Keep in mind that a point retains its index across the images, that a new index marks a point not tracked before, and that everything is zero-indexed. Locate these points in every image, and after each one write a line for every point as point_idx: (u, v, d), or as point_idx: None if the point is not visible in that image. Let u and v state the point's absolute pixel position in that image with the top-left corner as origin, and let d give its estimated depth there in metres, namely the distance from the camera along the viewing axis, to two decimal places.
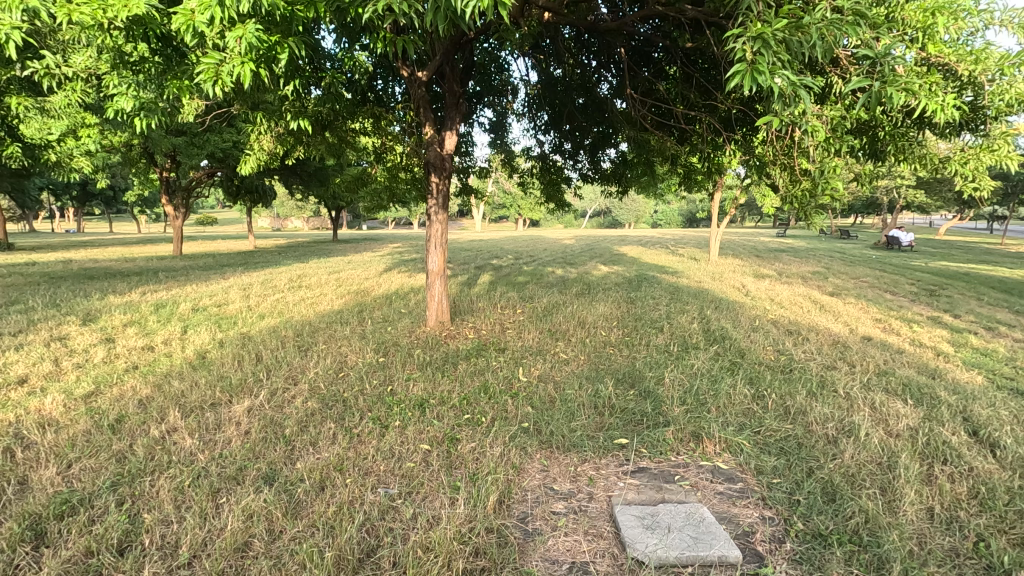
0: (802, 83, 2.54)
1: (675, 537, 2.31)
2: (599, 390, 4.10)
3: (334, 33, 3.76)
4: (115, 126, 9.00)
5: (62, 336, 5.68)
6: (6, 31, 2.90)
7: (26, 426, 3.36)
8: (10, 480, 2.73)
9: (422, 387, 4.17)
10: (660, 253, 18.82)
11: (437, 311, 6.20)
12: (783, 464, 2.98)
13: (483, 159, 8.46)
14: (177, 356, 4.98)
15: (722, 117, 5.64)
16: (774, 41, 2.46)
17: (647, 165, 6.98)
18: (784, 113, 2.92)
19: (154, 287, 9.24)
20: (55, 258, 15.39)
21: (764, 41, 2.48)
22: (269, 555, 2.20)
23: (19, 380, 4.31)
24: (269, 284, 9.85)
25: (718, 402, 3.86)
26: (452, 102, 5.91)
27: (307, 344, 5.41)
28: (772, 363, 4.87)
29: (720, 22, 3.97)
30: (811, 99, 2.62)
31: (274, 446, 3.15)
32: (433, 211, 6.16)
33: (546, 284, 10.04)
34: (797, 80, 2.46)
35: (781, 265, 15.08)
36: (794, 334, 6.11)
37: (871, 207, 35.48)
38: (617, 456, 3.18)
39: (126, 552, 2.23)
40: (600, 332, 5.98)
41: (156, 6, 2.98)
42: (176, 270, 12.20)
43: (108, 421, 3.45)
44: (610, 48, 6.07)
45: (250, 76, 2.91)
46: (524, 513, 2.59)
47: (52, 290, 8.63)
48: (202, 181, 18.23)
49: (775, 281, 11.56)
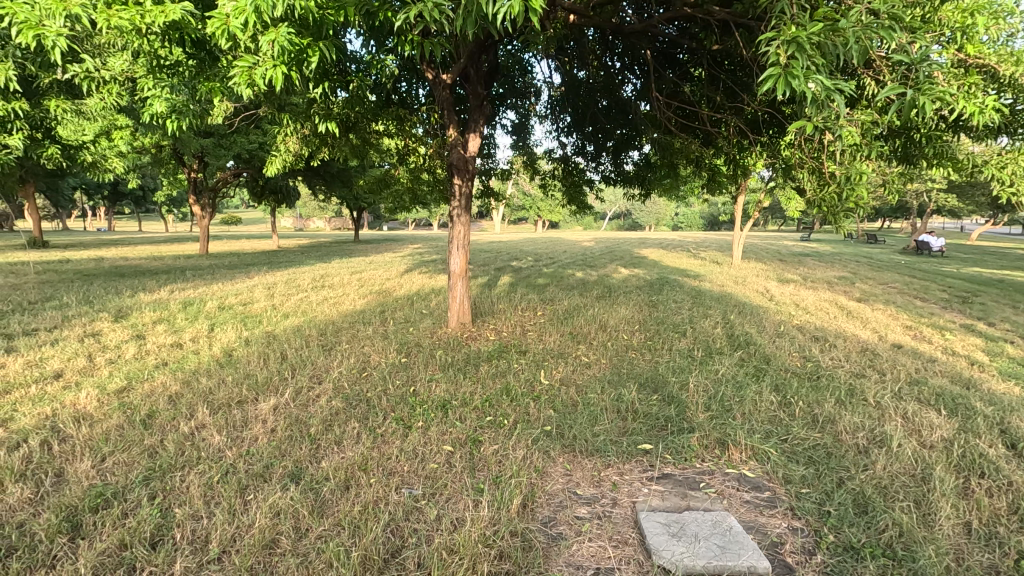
0: (837, 87, 2.49)
1: (702, 546, 2.28)
2: (622, 394, 4.07)
3: (362, 36, 3.80)
4: (146, 127, 9.22)
5: (95, 333, 5.84)
6: (50, 35, 2.97)
7: (61, 420, 3.45)
8: (47, 472, 2.81)
9: (445, 388, 4.19)
10: (681, 256, 18.64)
11: (458, 312, 6.22)
12: (812, 474, 2.92)
13: (505, 160, 8.47)
14: (205, 353, 5.07)
15: (749, 118, 5.57)
16: (810, 45, 2.41)
17: (671, 167, 6.91)
18: (818, 117, 2.86)
19: (181, 285, 9.43)
20: (87, 256, 15.81)
21: (798, 45, 2.43)
22: (296, 553, 2.22)
23: (55, 374, 4.43)
24: (293, 284, 9.99)
25: (743, 408, 3.80)
26: (476, 104, 5.93)
27: (331, 343, 5.48)
28: (799, 369, 4.78)
29: (749, 23, 3.92)
30: (846, 103, 2.57)
31: (300, 444, 3.19)
32: (455, 214, 6.17)
33: (567, 286, 10.00)
34: (832, 84, 2.41)
35: (806, 269, 14.81)
36: (821, 340, 5.99)
37: (899, 211, 34.67)
38: (640, 462, 3.14)
39: (158, 546, 2.27)
40: (622, 336, 5.94)
41: (192, 11, 3.05)
42: (202, 269, 12.45)
43: (139, 416, 3.53)
44: (634, 49, 6.03)
45: (281, 79, 2.96)
46: (548, 518, 2.58)
47: (85, 287, 8.88)
48: (229, 181, 18.58)
49: (800, 285, 11.36)
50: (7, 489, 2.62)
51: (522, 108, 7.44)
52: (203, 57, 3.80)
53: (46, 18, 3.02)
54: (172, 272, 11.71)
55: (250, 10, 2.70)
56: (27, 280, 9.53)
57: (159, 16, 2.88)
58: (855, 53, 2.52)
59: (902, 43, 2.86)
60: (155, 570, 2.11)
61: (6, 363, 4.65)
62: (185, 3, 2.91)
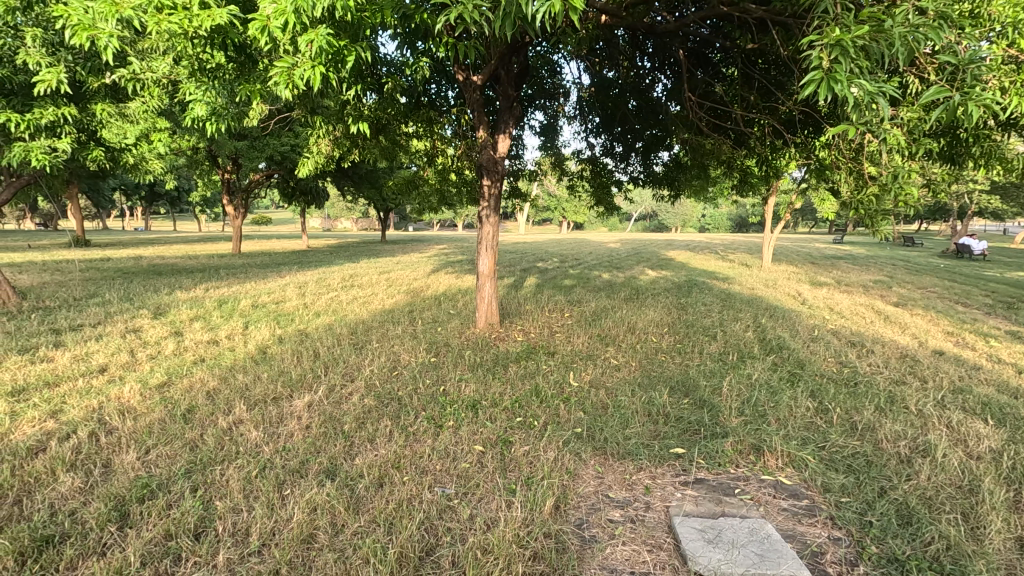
0: (881, 89, 2.42)
1: (740, 553, 2.24)
2: (653, 398, 4.03)
3: (397, 38, 3.84)
4: (184, 130, 9.51)
5: (136, 329, 6.03)
6: (104, 39, 3.08)
7: (107, 412, 3.58)
8: (95, 463, 2.92)
9: (474, 388, 4.21)
10: (710, 258, 18.38)
11: (486, 313, 6.24)
12: (853, 483, 2.85)
13: (533, 162, 8.47)
14: (240, 350, 5.19)
15: (783, 118, 5.46)
16: (854, 48, 2.35)
17: (701, 168, 6.81)
18: (861, 120, 2.78)
19: (216, 284, 9.69)
20: (126, 254, 16.39)
21: (843, 49, 2.37)
22: (334, 548, 2.26)
23: (100, 369, 4.60)
24: (323, 283, 10.17)
25: (778, 414, 3.73)
26: (506, 105, 5.94)
27: (362, 342, 5.56)
28: (835, 375, 4.66)
29: (787, 21, 3.85)
30: (891, 108, 2.49)
31: (334, 440, 3.25)
32: (484, 215, 6.21)
33: (594, 288, 9.95)
34: (876, 89, 2.35)
35: (840, 273, 14.43)
36: (857, 345, 5.83)
37: (937, 212, 33.54)
38: (673, 466, 3.10)
39: (201, 538, 2.33)
40: (651, 339, 5.87)
41: (236, 14, 3.13)
42: (236, 268, 12.77)
43: (180, 410, 3.64)
44: (666, 49, 5.97)
45: (319, 80, 3.01)
46: (581, 520, 2.57)
47: (125, 285, 9.18)
48: (261, 182, 19.01)
49: (834, 289, 11.07)
50: (58, 478, 2.73)
51: (550, 109, 7.44)
52: (243, 61, 3.89)
53: (98, 25, 3.13)
54: (207, 270, 12.04)
55: (292, 12, 2.74)
56: (72, 278, 9.90)
57: (204, 20, 2.95)
58: (902, 53, 2.45)
59: (952, 39, 2.76)
60: (199, 560, 2.17)
61: (54, 357, 4.84)
62: (229, 8, 2.98)
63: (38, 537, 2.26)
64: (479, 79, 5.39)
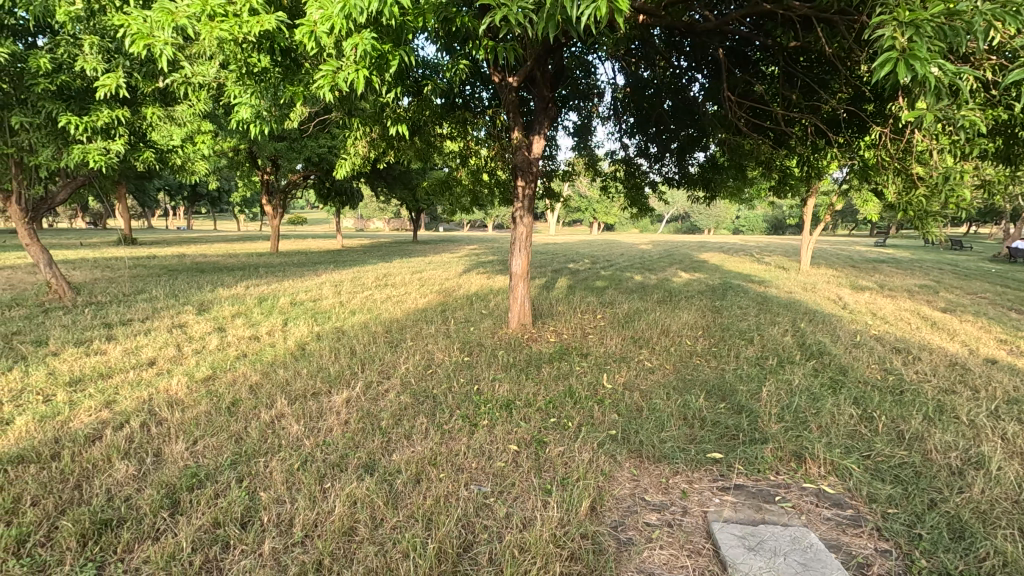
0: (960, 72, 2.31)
1: (782, 562, 2.19)
2: (689, 401, 3.97)
3: (436, 41, 3.89)
4: (227, 132, 9.83)
5: (182, 324, 6.26)
6: (161, 47, 3.22)
7: (157, 404, 3.73)
8: (148, 451, 3.05)
9: (508, 388, 4.23)
10: (745, 261, 18.01)
11: (519, 313, 6.26)
12: (900, 494, 2.75)
13: (566, 162, 8.45)
14: (280, 346, 5.34)
15: (827, 117, 5.31)
16: (930, 28, 2.25)
17: (739, 169, 6.68)
18: (936, 107, 2.66)
19: (256, 282, 9.98)
20: (171, 252, 17.00)
21: (917, 28, 2.28)
22: (374, 541, 2.30)
23: (150, 362, 4.79)
24: (358, 282, 10.37)
25: (820, 420, 3.63)
26: (541, 106, 5.94)
27: (397, 340, 5.65)
28: (880, 382, 4.51)
29: (834, 16, 3.76)
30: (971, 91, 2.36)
31: (372, 436, 3.31)
32: (518, 215, 6.22)
33: (626, 290, 9.87)
34: (957, 69, 2.24)
35: (884, 277, 13.94)
36: (903, 352, 5.63)
37: (987, 215, 32.16)
38: (710, 471, 3.06)
39: (247, 527, 2.41)
40: (685, 341, 5.80)
41: (284, 19, 3.22)
42: (274, 267, 13.12)
43: (225, 403, 3.77)
44: (704, 48, 5.88)
45: (363, 82, 3.08)
46: (617, 522, 2.56)
47: (171, 282, 9.55)
48: (298, 182, 19.51)
49: (877, 293, 10.71)
50: (114, 465, 2.86)
51: (584, 109, 7.41)
52: (288, 65, 4.00)
53: (154, 32, 3.26)
54: (247, 268, 12.40)
55: (338, 17, 2.80)
56: (121, 275, 10.34)
57: (255, 26, 3.04)
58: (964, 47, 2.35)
59: (1015, 34, 2.64)
60: (246, 548, 2.25)
61: (107, 350, 5.08)
62: (277, 14, 3.06)
63: (97, 520, 2.37)
64: (515, 80, 5.41)
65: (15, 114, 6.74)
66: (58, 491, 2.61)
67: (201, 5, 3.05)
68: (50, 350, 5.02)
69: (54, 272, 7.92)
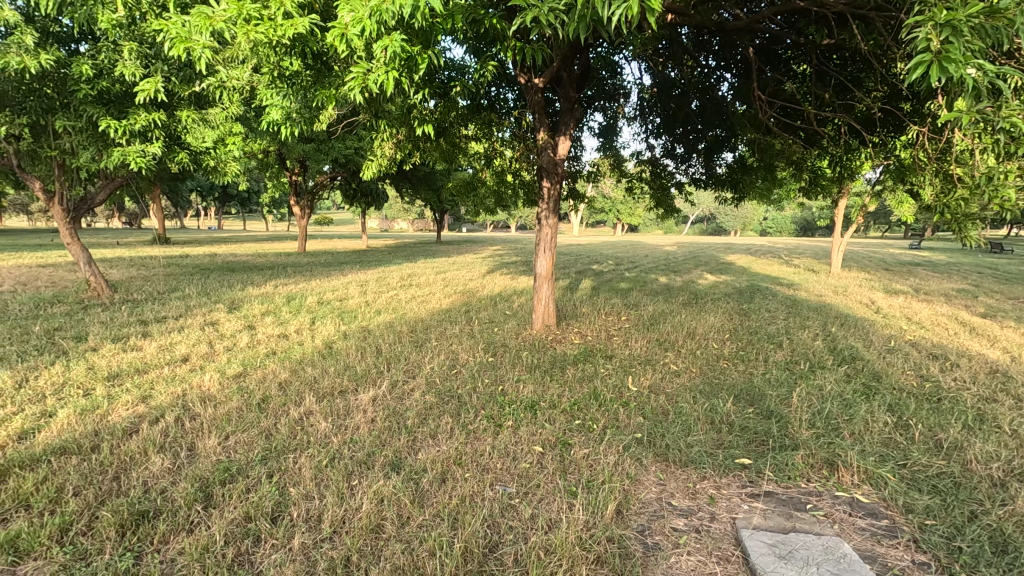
0: (1000, 72, 2.24)
1: (814, 572, 2.14)
2: (716, 405, 3.91)
3: (464, 42, 3.91)
4: (258, 134, 10.05)
5: (214, 322, 6.42)
6: (199, 50, 3.31)
7: (191, 399, 3.83)
8: (182, 446, 3.13)
9: (533, 389, 4.23)
10: (773, 263, 17.68)
11: (543, 314, 6.25)
12: (938, 505, 2.66)
13: (591, 163, 8.41)
14: (308, 345, 5.43)
15: (861, 116, 5.18)
16: (968, 28, 2.19)
17: (769, 169, 6.55)
18: (977, 107, 2.57)
19: (284, 281, 10.17)
20: (203, 252, 17.45)
21: (954, 28, 2.21)
22: (401, 539, 2.32)
23: (183, 358, 4.93)
24: (383, 282, 10.49)
25: (853, 427, 3.54)
26: (567, 107, 5.92)
27: (421, 340, 5.70)
28: (916, 389, 4.37)
29: (870, 12, 3.67)
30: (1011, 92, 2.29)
31: (398, 435, 3.34)
32: (543, 216, 6.20)
33: (651, 292, 9.78)
34: (996, 70, 2.17)
35: (919, 281, 13.52)
36: (940, 358, 5.45)
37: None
38: (738, 476, 3.00)
39: (278, 521, 2.45)
40: (712, 345, 5.71)
41: (317, 22, 3.28)
42: (302, 266, 13.35)
43: (256, 400, 3.85)
44: (733, 47, 5.79)
45: (392, 84, 3.12)
46: (643, 526, 2.53)
47: (203, 280, 9.80)
48: (325, 183, 19.84)
49: (912, 298, 10.39)
50: (151, 459, 2.95)
51: (610, 110, 7.37)
52: (319, 68, 4.07)
53: (192, 37, 3.36)
54: (275, 268, 12.64)
55: (369, 21, 2.85)
56: (156, 273, 10.65)
57: (288, 29, 3.10)
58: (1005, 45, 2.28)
59: None
60: (276, 542, 2.29)
61: (143, 346, 5.23)
62: (310, 18, 3.12)
63: (135, 511, 2.45)
64: (541, 81, 5.41)
65: (59, 118, 7.01)
66: (99, 482, 2.70)
67: (238, 10, 3.13)
68: (90, 346, 5.20)
69: (93, 270, 8.17)
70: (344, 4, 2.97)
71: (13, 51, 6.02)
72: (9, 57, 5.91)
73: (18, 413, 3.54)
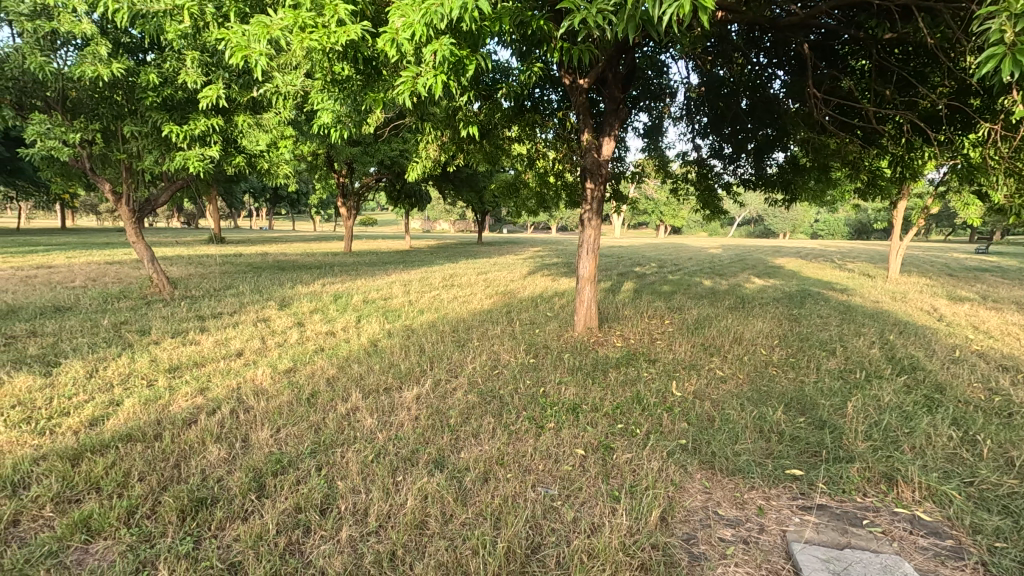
0: None
1: None
2: (765, 414, 3.79)
3: (510, 45, 3.93)
4: (308, 137, 10.40)
5: (266, 318, 6.68)
6: (257, 57, 3.45)
7: (245, 392, 3.99)
8: (237, 437, 3.27)
9: (575, 391, 4.20)
10: (825, 267, 17.01)
11: (585, 317, 6.21)
12: (1011, 527, 2.50)
13: (635, 164, 8.30)
14: (354, 342, 5.57)
15: (925, 113, 4.92)
16: None
17: (823, 170, 6.31)
18: None
19: (331, 280, 10.46)
20: (255, 251, 18.16)
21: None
22: (444, 536, 2.35)
23: (238, 353, 5.14)
24: (426, 282, 10.65)
25: (914, 441, 3.36)
26: (612, 107, 5.86)
27: (463, 340, 5.75)
28: (984, 403, 4.12)
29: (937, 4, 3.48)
30: None
31: (441, 433, 3.38)
32: (586, 218, 6.17)
33: (695, 295, 9.57)
34: None
35: (987, 287, 12.72)
36: (1011, 370, 5.11)
37: None
38: (789, 488, 2.90)
39: (326, 513, 2.53)
40: (760, 351, 5.54)
41: (369, 27, 3.36)
42: (347, 265, 13.71)
43: (305, 394, 3.98)
44: (786, 44, 5.60)
45: (440, 87, 3.16)
46: (688, 535, 2.48)
47: (256, 278, 10.20)
48: (370, 184, 20.31)
49: (978, 305, 9.79)
50: (208, 448, 3.09)
51: (655, 110, 7.25)
52: (369, 73, 4.17)
53: (251, 45, 3.51)
54: (323, 267, 13.03)
55: (420, 26, 2.90)
56: (212, 271, 11.16)
57: (341, 35, 3.20)
58: None
59: None
60: (325, 534, 2.36)
61: (201, 340, 5.49)
62: (362, 24, 3.21)
63: (194, 498, 2.57)
64: (586, 82, 5.38)
65: (128, 125, 7.44)
66: (161, 469, 2.85)
67: (294, 19, 3.24)
68: (153, 339, 5.49)
69: (156, 267, 8.63)
70: (395, 10, 3.04)
71: (88, 62, 6.43)
72: (85, 68, 6.32)
73: (90, 401, 3.78)
